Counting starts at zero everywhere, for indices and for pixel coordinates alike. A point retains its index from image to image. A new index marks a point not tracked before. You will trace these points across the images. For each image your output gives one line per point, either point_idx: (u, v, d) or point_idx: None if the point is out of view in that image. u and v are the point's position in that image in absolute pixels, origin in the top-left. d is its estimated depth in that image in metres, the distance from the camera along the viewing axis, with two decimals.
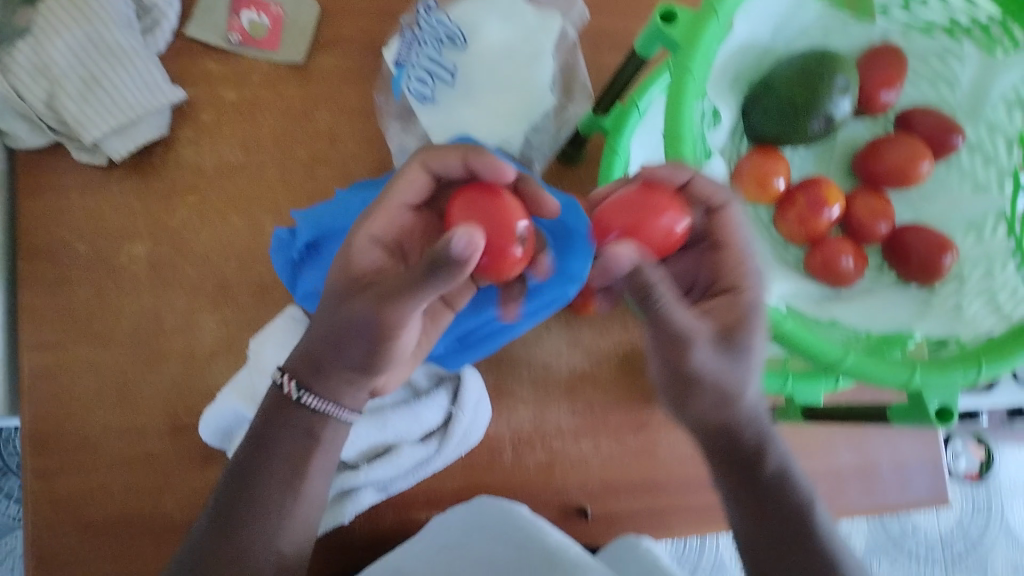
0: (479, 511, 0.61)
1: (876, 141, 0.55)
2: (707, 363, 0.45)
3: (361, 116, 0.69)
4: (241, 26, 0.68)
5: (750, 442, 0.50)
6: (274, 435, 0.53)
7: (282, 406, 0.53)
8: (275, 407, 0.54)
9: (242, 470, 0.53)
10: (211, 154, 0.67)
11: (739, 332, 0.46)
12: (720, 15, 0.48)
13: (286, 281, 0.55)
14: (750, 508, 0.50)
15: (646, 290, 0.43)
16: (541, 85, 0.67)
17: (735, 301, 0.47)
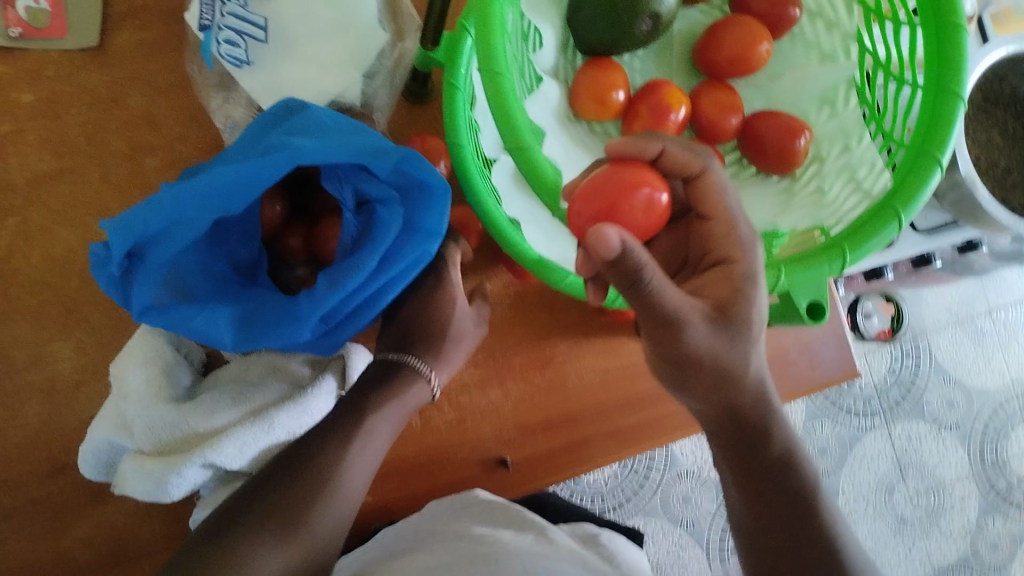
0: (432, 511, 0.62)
1: (714, 28, 0.51)
2: (702, 341, 0.41)
3: (179, 93, 0.63)
4: (18, 16, 0.61)
5: (753, 411, 0.48)
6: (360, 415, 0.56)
7: (386, 372, 0.60)
8: (387, 372, 0.60)
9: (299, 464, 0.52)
10: (21, 168, 0.61)
11: (735, 308, 0.42)
12: None
13: (119, 300, 0.51)
14: (744, 480, 0.50)
15: (637, 273, 0.37)
16: (368, 23, 0.61)
17: (730, 273, 0.42)
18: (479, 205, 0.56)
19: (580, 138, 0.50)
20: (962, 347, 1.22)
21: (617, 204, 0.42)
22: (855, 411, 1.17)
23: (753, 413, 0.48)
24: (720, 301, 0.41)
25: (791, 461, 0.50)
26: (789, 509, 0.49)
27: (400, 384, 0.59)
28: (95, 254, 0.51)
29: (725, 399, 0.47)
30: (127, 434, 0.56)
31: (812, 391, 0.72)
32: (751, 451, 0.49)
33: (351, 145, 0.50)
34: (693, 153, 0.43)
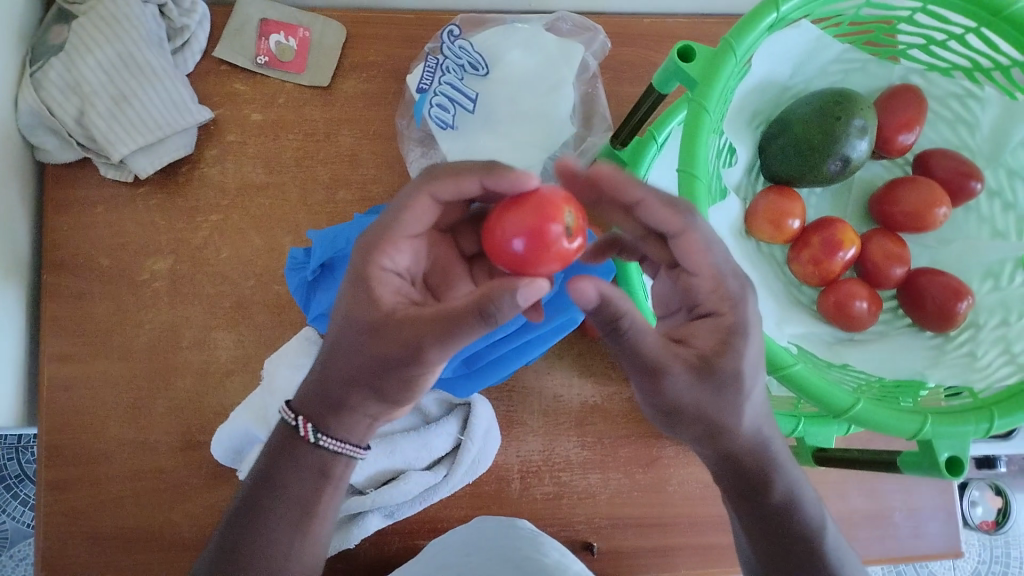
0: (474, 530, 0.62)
1: (896, 183, 0.54)
2: (684, 392, 0.42)
3: (383, 141, 0.70)
4: (269, 48, 0.70)
5: (755, 458, 0.45)
6: (282, 478, 0.48)
7: (284, 447, 0.48)
8: (285, 445, 0.48)
9: (266, 481, 0.48)
10: (234, 174, 0.68)
11: (720, 360, 0.42)
12: (738, 52, 0.48)
13: (301, 303, 0.56)
14: (754, 529, 0.47)
15: (616, 319, 0.39)
16: (562, 115, 0.68)
17: (720, 327, 0.42)
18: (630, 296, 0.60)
19: (749, 254, 0.54)
20: None
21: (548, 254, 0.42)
22: None
23: (749, 450, 0.45)
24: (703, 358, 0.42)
25: (792, 505, 0.47)
26: (780, 556, 0.47)
27: (303, 456, 0.47)
28: (294, 258, 0.57)
29: (721, 449, 0.45)
30: (265, 427, 0.60)
31: (909, 560, 0.71)
32: (753, 497, 0.46)
33: None
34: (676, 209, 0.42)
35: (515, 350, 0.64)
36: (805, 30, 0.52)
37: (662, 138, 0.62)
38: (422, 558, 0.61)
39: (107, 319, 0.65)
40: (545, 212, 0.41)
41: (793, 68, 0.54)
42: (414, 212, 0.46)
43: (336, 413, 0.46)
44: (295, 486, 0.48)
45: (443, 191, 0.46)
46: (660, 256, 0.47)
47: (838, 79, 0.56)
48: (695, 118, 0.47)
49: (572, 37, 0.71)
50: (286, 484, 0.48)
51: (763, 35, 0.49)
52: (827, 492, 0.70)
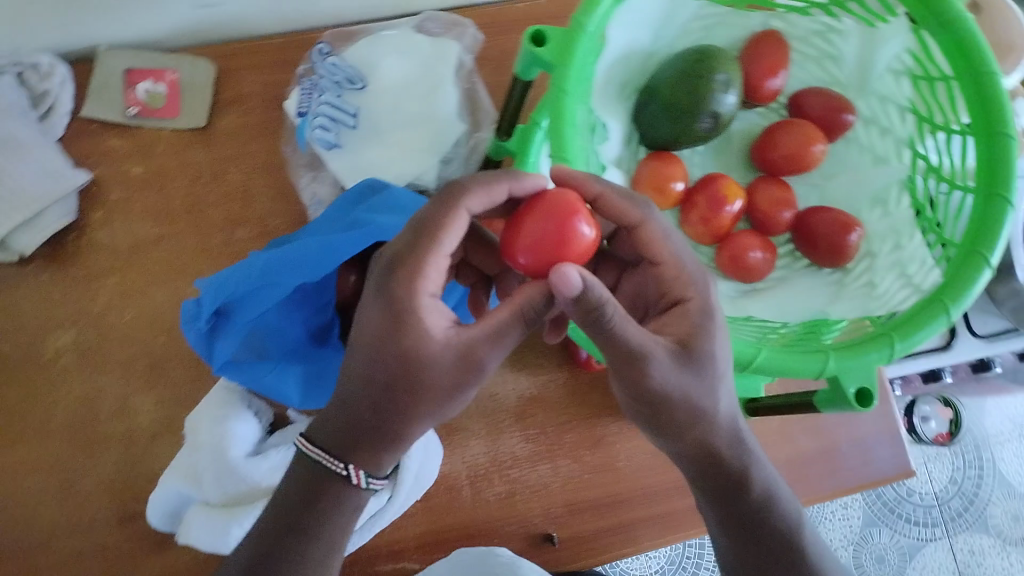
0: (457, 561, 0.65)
1: (772, 129, 0.55)
2: (667, 378, 0.40)
3: (272, 172, 0.69)
4: (138, 98, 0.68)
5: (729, 448, 0.45)
6: (313, 519, 0.44)
7: (314, 485, 0.44)
8: (316, 486, 0.44)
9: (297, 527, 0.44)
10: (125, 233, 0.67)
11: (697, 342, 0.41)
12: (588, 29, 0.48)
13: (202, 353, 0.55)
14: (733, 534, 0.47)
15: (596, 308, 0.37)
16: (446, 114, 0.68)
17: (686, 310, 0.43)
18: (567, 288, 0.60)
19: None
20: None
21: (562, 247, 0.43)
22: (917, 519, 1.15)
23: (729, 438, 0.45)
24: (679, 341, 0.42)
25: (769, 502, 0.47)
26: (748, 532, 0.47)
27: (339, 499, 0.44)
28: (185, 310, 0.55)
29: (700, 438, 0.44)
30: (197, 483, 0.58)
31: (865, 488, 0.72)
32: (733, 496, 0.46)
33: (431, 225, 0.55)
34: (633, 201, 0.46)
35: None
36: None
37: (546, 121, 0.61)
38: None
39: (19, 405, 0.63)
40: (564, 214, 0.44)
41: (653, 34, 0.54)
42: (453, 231, 0.43)
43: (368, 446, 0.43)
44: (321, 530, 0.44)
45: (475, 205, 0.44)
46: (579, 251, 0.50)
47: (701, 35, 0.56)
48: (556, 101, 0.47)
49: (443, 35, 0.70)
50: (320, 527, 0.44)
51: (612, 6, 0.49)
52: (770, 438, 0.70)
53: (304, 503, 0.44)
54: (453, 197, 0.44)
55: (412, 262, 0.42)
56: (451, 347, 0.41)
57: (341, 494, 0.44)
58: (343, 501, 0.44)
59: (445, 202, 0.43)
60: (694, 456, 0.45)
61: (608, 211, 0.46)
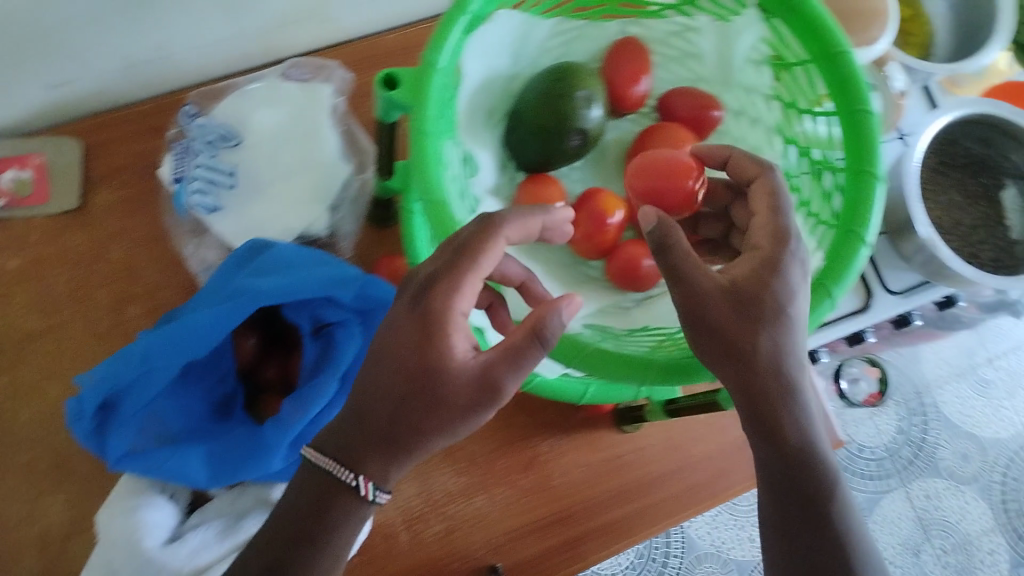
0: None
1: (645, 135, 0.56)
2: (715, 302, 0.42)
3: (158, 243, 0.67)
4: (5, 187, 0.65)
5: (771, 397, 0.42)
6: (320, 529, 0.42)
7: (320, 491, 0.42)
8: (326, 499, 0.42)
9: (308, 535, 0.42)
10: (10, 329, 0.64)
11: (750, 285, 0.42)
12: (441, 65, 0.47)
13: (96, 450, 0.52)
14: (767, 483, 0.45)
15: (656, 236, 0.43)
16: (327, 160, 0.66)
17: (760, 260, 0.43)
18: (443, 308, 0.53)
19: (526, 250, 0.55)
20: (968, 400, 1.22)
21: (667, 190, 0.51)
22: (870, 473, 1.18)
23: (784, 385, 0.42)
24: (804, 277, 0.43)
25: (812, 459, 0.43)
26: (788, 497, 0.44)
27: (348, 509, 0.42)
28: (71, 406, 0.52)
29: (737, 379, 0.42)
30: None
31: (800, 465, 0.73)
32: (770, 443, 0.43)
33: (311, 279, 0.54)
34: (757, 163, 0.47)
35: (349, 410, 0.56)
36: (507, 18, 0.51)
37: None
38: None
39: None
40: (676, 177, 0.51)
41: (512, 58, 0.53)
42: (491, 254, 0.43)
43: (380, 457, 0.41)
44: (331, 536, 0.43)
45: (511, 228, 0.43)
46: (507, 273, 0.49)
47: (561, 51, 0.56)
48: (418, 143, 0.46)
49: (313, 78, 0.69)
50: (328, 534, 0.42)
51: (463, 38, 0.48)
52: (701, 428, 0.74)
53: (312, 511, 0.43)
54: (493, 224, 0.43)
55: (444, 283, 0.42)
56: (472, 371, 0.41)
57: (347, 506, 0.42)
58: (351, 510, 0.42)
59: (484, 227, 0.43)
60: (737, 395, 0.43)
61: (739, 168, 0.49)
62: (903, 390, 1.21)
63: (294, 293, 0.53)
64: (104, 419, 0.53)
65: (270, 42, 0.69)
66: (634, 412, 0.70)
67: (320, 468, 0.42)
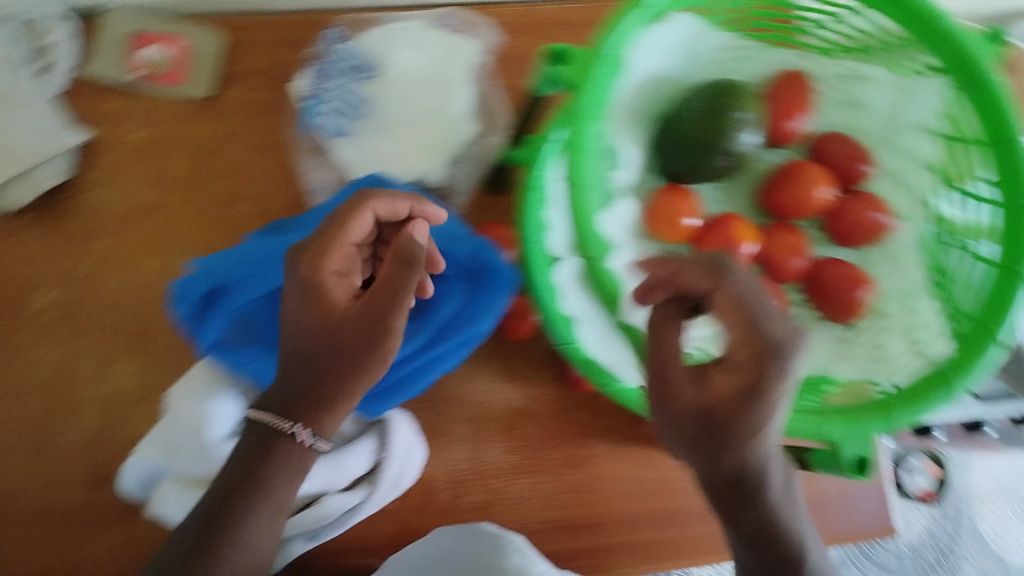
0: (438, 544, 0.64)
1: (784, 171, 0.53)
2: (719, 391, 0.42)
3: (275, 151, 0.66)
4: (144, 62, 0.66)
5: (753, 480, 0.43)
6: (259, 474, 0.50)
7: (265, 444, 0.50)
8: (266, 443, 0.50)
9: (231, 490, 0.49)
10: (121, 198, 0.65)
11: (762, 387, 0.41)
12: (610, 52, 0.44)
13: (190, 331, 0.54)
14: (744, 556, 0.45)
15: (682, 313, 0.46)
16: (461, 114, 0.64)
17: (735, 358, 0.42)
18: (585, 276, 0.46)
19: (649, 257, 0.52)
20: (1010, 523, 1.16)
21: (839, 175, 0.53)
22: (886, 565, 1.14)
23: (756, 476, 0.43)
24: (747, 406, 0.41)
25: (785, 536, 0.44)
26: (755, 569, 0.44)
27: (290, 458, 0.50)
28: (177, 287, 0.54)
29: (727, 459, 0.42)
30: (171, 459, 0.60)
31: (843, 540, 0.73)
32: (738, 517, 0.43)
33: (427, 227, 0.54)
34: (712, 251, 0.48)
35: (426, 362, 0.57)
36: (682, 21, 0.48)
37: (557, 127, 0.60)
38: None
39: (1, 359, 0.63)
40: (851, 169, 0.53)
41: (676, 61, 0.51)
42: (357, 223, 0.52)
43: (313, 402, 0.49)
44: (278, 485, 0.50)
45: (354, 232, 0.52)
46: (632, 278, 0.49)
47: (727, 67, 0.53)
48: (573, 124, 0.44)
49: (465, 32, 0.67)
50: (241, 527, 0.49)
51: (637, 32, 0.45)
52: None
53: (244, 483, 0.50)
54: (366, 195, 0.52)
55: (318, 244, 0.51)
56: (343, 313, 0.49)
57: (289, 453, 0.50)
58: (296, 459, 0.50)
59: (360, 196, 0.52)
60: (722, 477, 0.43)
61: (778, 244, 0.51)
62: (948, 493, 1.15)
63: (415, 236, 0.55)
64: (202, 308, 0.54)
65: None
66: None
67: (256, 424, 0.51)
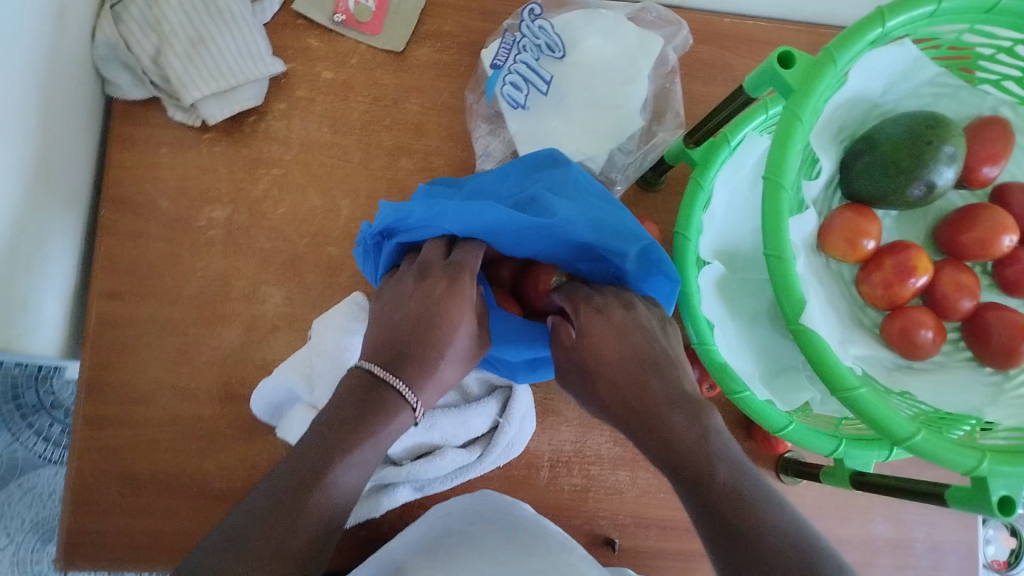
0: (480, 504, 0.61)
1: (967, 211, 0.53)
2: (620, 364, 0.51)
3: (451, 113, 0.70)
4: (348, 7, 0.70)
5: (682, 437, 0.46)
6: (360, 415, 0.49)
7: (370, 390, 0.50)
8: (374, 395, 0.50)
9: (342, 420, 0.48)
10: (300, 130, 0.69)
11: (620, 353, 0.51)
12: (838, 64, 0.46)
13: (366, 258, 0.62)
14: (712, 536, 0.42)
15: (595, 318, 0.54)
16: (635, 106, 0.67)
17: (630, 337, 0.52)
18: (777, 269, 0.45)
19: (819, 269, 0.52)
20: None
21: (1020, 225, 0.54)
22: None
23: (657, 450, 0.47)
24: (650, 378, 0.50)
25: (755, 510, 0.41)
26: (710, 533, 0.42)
27: (387, 406, 0.50)
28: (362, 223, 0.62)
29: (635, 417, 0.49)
30: (308, 388, 0.63)
31: None
32: (692, 484, 0.44)
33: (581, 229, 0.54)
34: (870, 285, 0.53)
35: None
36: (906, 48, 0.49)
37: (770, 112, 0.61)
38: (417, 524, 0.61)
39: (160, 262, 0.67)
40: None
41: (886, 87, 0.51)
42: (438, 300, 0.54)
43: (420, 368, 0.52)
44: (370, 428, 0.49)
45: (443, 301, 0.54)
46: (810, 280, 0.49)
47: (928, 102, 0.54)
48: (787, 124, 0.45)
49: (655, 29, 0.70)
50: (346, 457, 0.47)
51: (865, 49, 0.46)
52: (853, 513, 0.72)
53: (348, 425, 0.48)
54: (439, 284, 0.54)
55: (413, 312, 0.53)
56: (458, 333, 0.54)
57: (395, 408, 0.50)
58: (393, 410, 0.50)
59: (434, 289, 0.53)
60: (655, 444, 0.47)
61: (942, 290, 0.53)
62: None
63: (578, 234, 0.54)
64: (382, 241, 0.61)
65: None
66: (800, 466, 0.69)
67: (369, 376, 0.51)
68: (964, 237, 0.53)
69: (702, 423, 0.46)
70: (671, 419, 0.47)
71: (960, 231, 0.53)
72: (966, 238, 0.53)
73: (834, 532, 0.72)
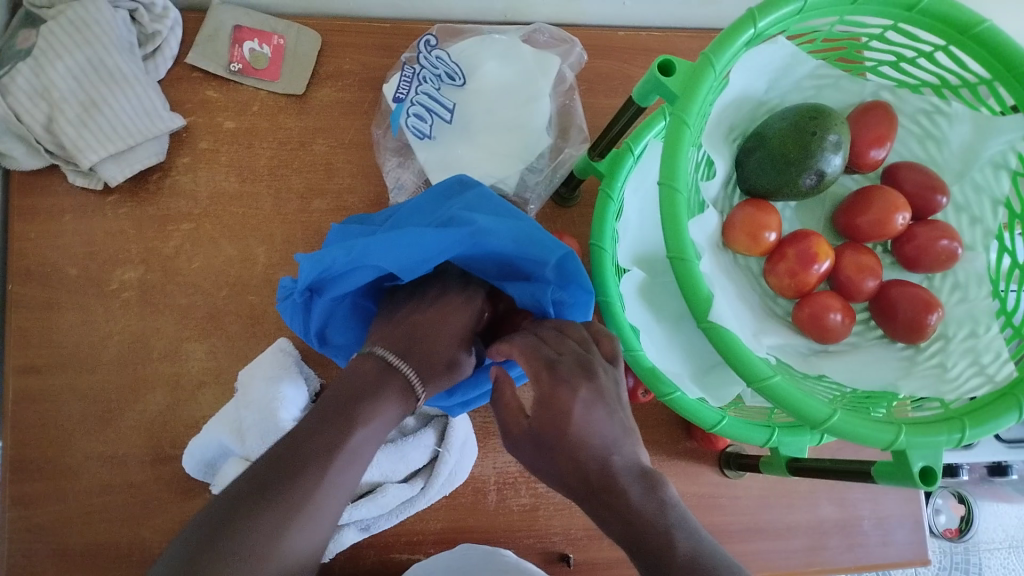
0: (461, 557, 0.63)
1: (861, 194, 0.55)
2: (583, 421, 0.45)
3: (359, 150, 0.70)
4: (243, 55, 0.70)
5: (641, 502, 0.43)
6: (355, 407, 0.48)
7: (378, 374, 0.52)
8: (377, 376, 0.51)
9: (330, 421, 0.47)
10: (207, 182, 0.68)
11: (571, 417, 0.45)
12: (716, 67, 0.47)
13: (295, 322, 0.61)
14: None
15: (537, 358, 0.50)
16: (538, 126, 0.68)
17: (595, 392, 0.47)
18: (683, 273, 0.46)
19: (727, 266, 0.53)
20: None
21: (914, 197, 0.55)
22: None
23: (616, 526, 0.43)
24: (608, 450, 0.45)
25: None
26: None
27: (388, 390, 0.51)
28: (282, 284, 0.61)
29: (586, 479, 0.44)
30: (238, 439, 0.62)
31: (878, 567, 0.75)
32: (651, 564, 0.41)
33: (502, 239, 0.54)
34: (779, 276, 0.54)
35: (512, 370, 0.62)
36: (782, 45, 0.50)
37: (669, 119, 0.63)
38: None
39: (75, 330, 0.65)
40: (927, 200, 0.55)
41: (769, 84, 0.53)
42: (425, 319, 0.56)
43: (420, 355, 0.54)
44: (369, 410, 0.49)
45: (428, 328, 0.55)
46: (717, 278, 0.50)
47: (812, 94, 0.56)
48: (673, 130, 0.46)
49: (549, 49, 0.72)
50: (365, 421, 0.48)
51: (740, 51, 0.48)
52: (799, 499, 0.74)
53: (338, 418, 0.47)
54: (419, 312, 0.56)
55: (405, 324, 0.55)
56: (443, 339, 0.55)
57: (396, 384, 0.51)
58: (398, 390, 0.51)
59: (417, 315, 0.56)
60: (602, 505, 0.43)
61: (847, 272, 0.54)
62: (985, 542, 1.12)
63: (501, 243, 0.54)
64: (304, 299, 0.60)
65: (522, 4, 0.72)
66: (742, 460, 0.70)
67: (382, 362, 0.53)
68: (862, 219, 0.54)
69: (660, 497, 0.43)
70: (629, 490, 0.43)
71: (859, 213, 0.54)
72: (864, 221, 0.54)
73: (782, 520, 0.73)
